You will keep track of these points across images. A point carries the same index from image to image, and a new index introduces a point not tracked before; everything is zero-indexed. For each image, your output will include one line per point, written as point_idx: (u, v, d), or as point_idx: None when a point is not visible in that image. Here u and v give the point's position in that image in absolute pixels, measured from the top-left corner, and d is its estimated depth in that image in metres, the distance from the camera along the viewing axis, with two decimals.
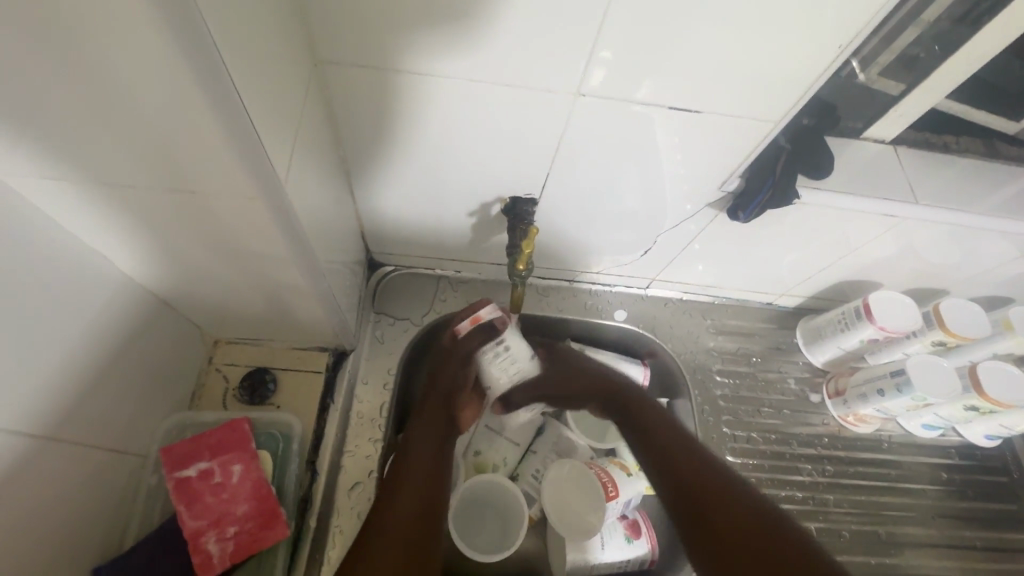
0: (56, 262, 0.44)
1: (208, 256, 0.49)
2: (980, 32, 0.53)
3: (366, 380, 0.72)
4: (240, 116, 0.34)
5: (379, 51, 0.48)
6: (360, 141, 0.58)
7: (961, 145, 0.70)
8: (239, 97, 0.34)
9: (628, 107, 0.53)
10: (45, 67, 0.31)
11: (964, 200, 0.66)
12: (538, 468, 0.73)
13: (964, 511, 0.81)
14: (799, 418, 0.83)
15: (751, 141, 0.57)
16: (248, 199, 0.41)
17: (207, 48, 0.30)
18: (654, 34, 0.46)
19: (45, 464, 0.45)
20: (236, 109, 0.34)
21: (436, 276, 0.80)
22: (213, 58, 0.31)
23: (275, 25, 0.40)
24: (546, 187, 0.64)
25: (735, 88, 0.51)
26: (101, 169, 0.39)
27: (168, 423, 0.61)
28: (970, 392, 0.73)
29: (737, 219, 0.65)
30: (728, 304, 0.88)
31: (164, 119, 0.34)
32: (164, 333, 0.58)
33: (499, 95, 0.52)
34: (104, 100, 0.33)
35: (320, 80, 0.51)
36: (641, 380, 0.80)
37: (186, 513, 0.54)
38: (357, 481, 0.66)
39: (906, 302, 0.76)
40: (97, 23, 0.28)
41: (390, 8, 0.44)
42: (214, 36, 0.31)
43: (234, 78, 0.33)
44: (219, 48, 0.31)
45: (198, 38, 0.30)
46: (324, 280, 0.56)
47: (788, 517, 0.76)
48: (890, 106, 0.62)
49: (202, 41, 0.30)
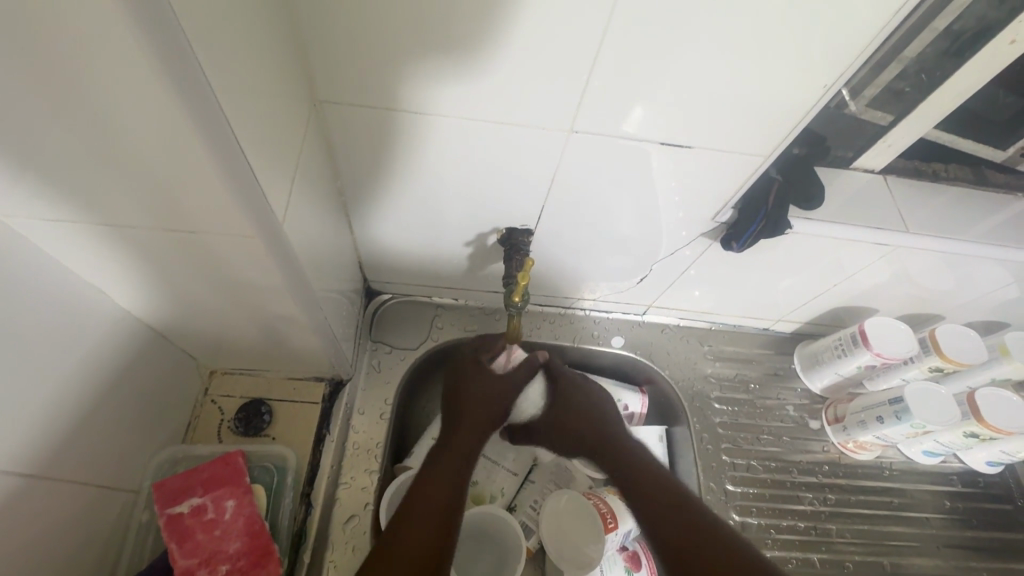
0: (54, 297, 0.45)
1: (204, 289, 0.49)
2: (967, 65, 0.54)
3: (362, 410, 0.72)
4: (239, 160, 0.35)
5: (376, 91, 0.49)
6: (357, 174, 0.59)
7: (949, 173, 0.71)
8: (239, 141, 0.35)
9: (623, 141, 0.54)
10: (47, 109, 0.31)
11: (955, 229, 0.67)
12: (536, 499, 0.73)
13: (969, 540, 0.80)
14: (798, 446, 0.82)
15: (742, 173, 0.58)
16: (245, 236, 0.41)
17: (203, 93, 0.31)
18: (643, 72, 0.47)
19: (35, 501, 0.44)
20: (233, 150, 0.35)
21: (433, 304, 0.80)
22: (214, 107, 0.32)
23: (274, 68, 0.41)
24: (542, 219, 0.65)
25: (727, 122, 0.52)
26: (101, 209, 0.39)
27: (161, 457, 0.60)
28: (969, 418, 0.73)
29: (731, 248, 0.66)
30: (725, 329, 0.88)
31: (164, 162, 0.35)
32: (159, 366, 0.58)
33: (493, 131, 0.53)
34: (106, 144, 0.34)
35: (319, 118, 0.52)
36: (639, 408, 0.80)
37: (178, 551, 0.53)
38: (352, 514, 0.65)
39: (902, 329, 0.76)
40: (100, 72, 0.29)
41: (386, 49, 0.46)
42: (210, 83, 0.31)
43: (234, 124, 0.34)
44: (215, 92, 0.32)
45: (193, 83, 0.30)
46: (320, 312, 0.57)
47: (791, 548, 0.75)
48: (878, 137, 0.63)
49: (198, 86, 0.31)
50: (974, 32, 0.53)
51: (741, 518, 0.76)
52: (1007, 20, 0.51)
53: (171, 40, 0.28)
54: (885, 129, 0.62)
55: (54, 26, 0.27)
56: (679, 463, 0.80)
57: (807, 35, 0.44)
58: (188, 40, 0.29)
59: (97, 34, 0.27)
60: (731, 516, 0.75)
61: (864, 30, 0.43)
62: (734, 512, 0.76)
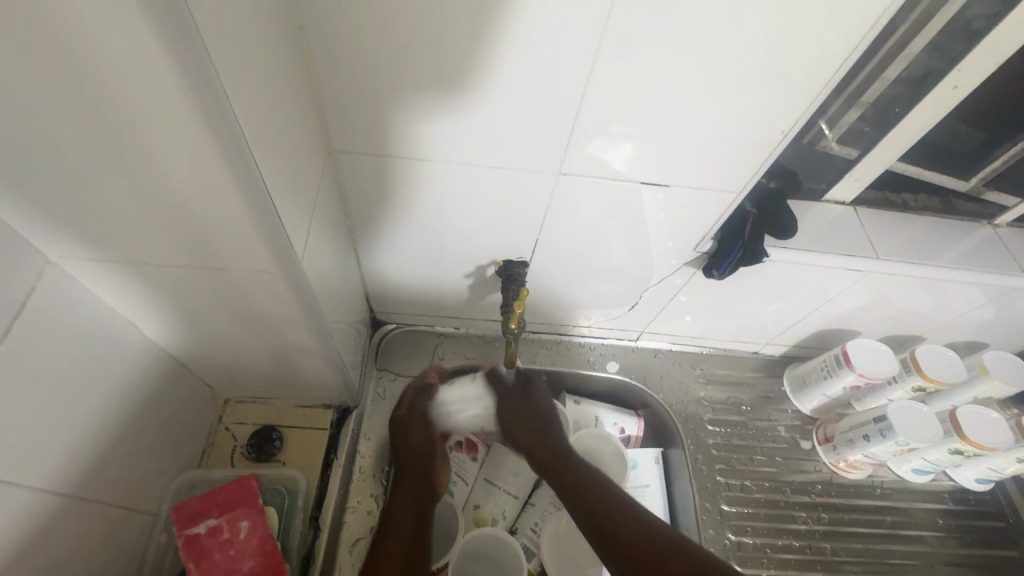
0: (93, 329, 0.49)
1: (226, 320, 0.53)
2: (915, 109, 0.60)
3: (368, 435, 0.75)
4: (268, 208, 0.41)
5: (385, 140, 0.55)
6: (366, 214, 0.64)
7: (919, 203, 0.76)
8: (269, 193, 0.40)
9: (611, 179, 0.59)
10: (103, 161, 0.36)
11: (925, 254, 0.72)
12: (537, 521, 0.74)
13: (964, 558, 0.81)
14: (791, 466, 0.84)
15: (718, 207, 0.63)
16: (267, 272, 0.46)
17: (242, 153, 0.37)
18: (624, 116, 0.52)
19: (66, 520, 0.47)
20: (263, 200, 0.40)
21: (436, 333, 0.84)
22: (250, 164, 0.38)
23: (296, 125, 0.46)
24: (535, 251, 0.70)
25: (702, 161, 0.57)
26: (142, 250, 0.44)
27: (179, 481, 0.63)
28: (952, 435, 0.75)
29: (712, 275, 0.71)
30: (716, 354, 0.92)
31: (202, 209, 0.40)
32: (180, 393, 0.62)
33: (490, 173, 0.59)
34: (155, 195, 0.39)
35: (333, 165, 0.57)
36: (635, 431, 0.82)
37: (195, 570, 0.56)
38: (358, 537, 0.68)
39: (883, 350, 0.79)
40: (157, 137, 0.35)
41: (394, 104, 0.52)
42: (246, 141, 0.37)
43: (265, 178, 0.40)
44: (251, 152, 0.38)
45: (236, 145, 0.36)
46: (331, 340, 0.61)
47: (787, 567, 0.76)
48: (845, 171, 0.69)
49: (239, 147, 0.36)
50: (921, 78, 0.59)
51: (737, 538, 0.77)
52: (948, 68, 0.57)
53: (214, 99, 0.33)
54: (852, 163, 0.68)
55: (124, 102, 0.32)
56: (676, 484, 0.82)
57: (765, 86, 0.50)
58: (233, 112, 0.35)
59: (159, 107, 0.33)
60: (727, 536, 0.77)
61: (815, 81, 0.49)
62: (729, 532, 0.78)
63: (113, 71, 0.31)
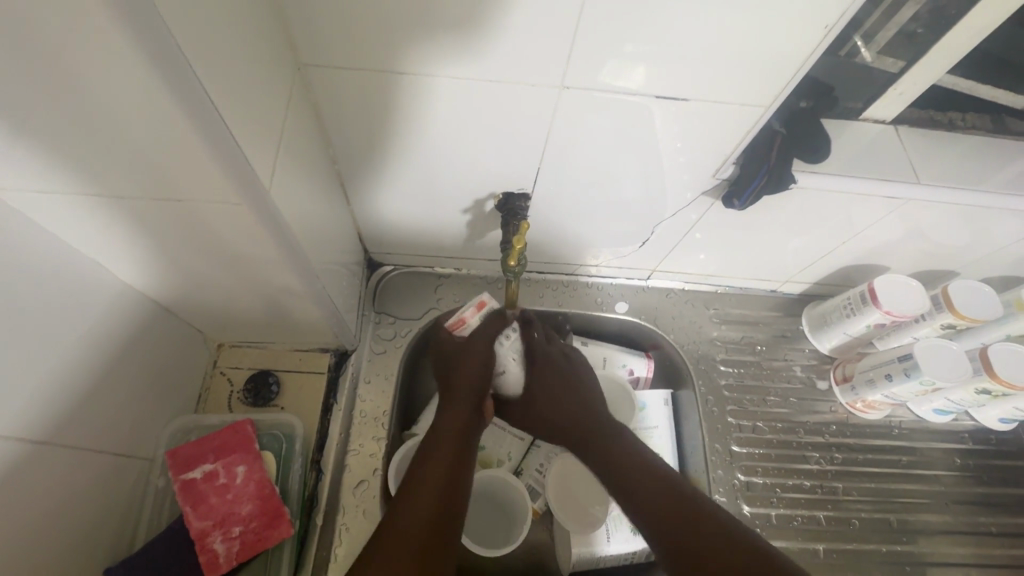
0: (56, 274, 0.46)
1: (201, 261, 0.50)
2: (979, 6, 0.52)
3: (368, 379, 0.72)
4: (225, 136, 0.36)
5: (361, 51, 0.48)
6: (349, 142, 0.58)
7: (967, 122, 0.68)
8: (224, 119, 0.35)
9: (623, 97, 0.52)
10: (10, 71, 0.30)
11: (972, 179, 0.64)
12: (542, 463, 0.73)
13: (980, 497, 0.79)
14: (806, 406, 0.82)
15: (742, 126, 0.56)
16: (234, 204, 0.41)
17: (180, 68, 0.31)
18: (639, 17, 0.44)
19: (52, 468, 0.46)
20: (218, 126, 0.35)
21: (436, 274, 0.81)
22: (193, 82, 0.32)
23: (252, 29, 0.40)
24: (537, 181, 0.64)
25: (727, 75, 0.50)
26: (94, 183, 0.39)
27: (175, 427, 0.62)
28: (981, 375, 0.72)
29: (733, 206, 0.64)
30: (731, 293, 0.87)
31: (148, 135, 0.35)
32: (165, 338, 0.59)
33: (482, 89, 0.52)
34: (92, 121, 0.34)
35: (304, 82, 0.51)
36: (645, 372, 0.79)
37: (192, 514, 0.56)
38: (362, 479, 0.67)
39: (913, 286, 0.74)
40: (75, 51, 0.30)
41: (370, 8, 0.44)
42: (187, 56, 0.32)
43: (216, 99, 0.35)
44: (195, 68, 0.32)
45: (172, 58, 0.31)
46: (319, 282, 0.57)
47: (796, 506, 0.75)
48: (888, 85, 0.61)
49: (177, 62, 0.31)
50: None
51: (746, 478, 0.76)
52: None
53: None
54: (896, 76, 0.59)
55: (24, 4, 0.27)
56: (685, 426, 0.80)
57: None
58: (163, 17, 0.29)
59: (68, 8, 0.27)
60: (736, 476, 0.76)
61: None
62: (739, 472, 0.76)
63: None
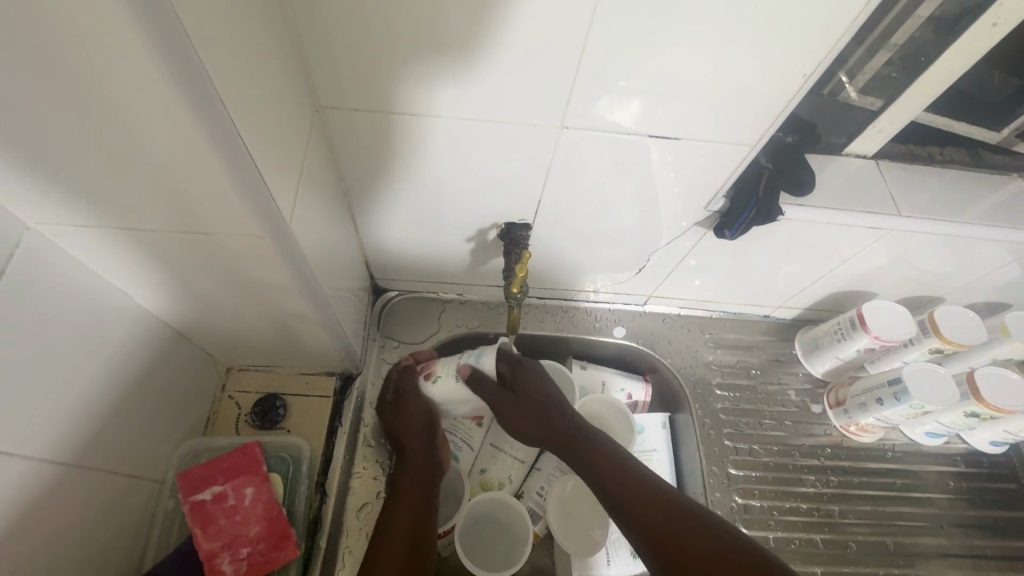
0: (83, 299, 0.48)
1: (218, 288, 0.52)
2: (949, 51, 0.56)
3: (373, 403, 0.74)
4: (254, 176, 0.39)
5: (375, 93, 0.52)
6: (361, 176, 0.61)
7: (944, 156, 0.72)
8: (254, 161, 0.39)
9: (619, 135, 0.56)
10: (66, 119, 0.34)
11: (952, 210, 0.68)
12: (543, 485, 0.74)
13: (974, 519, 0.81)
14: (802, 430, 0.83)
15: (731, 162, 0.60)
16: (256, 236, 0.44)
17: (221, 117, 0.35)
18: (633, 65, 0.49)
19: (69, 488, 0.48)
20: (248, 167, 0.38)
21: (439, 300, 0.83)
22: (231, 129, 0.36)
23: (278, 76, 0.43)
24: (537, 212, 0.67)
25: (715, 115, 0.54)
26: (126, 215, 0.42)
27: (184, 449, 0.63)
28: (969, 398, 0.74)
29: (724, 236, 0.68)
30: (726, 317, 0.90)
31: (182, 174, 0.38)
32: (179, 361, 0.61)
33: (486, 127, 0.55)
34: (132, 161, 0.37)
35: (321, 122, 0.54)
36: (643, 396, 0.81)
37: (202, 535, 0.57)
38: (365, 502, 0.68)
39: (901, 312, 0.77)
40: (126, 102, 0.33)
41: (386, 55, 0.48)
42: (227, 109, 0.35)
43: (248, 143, 0.38)
44: (232, 118, 0.36)
45: (215, 111, 0.34)
46: (329, 308, 0.59)
47: (793, 529, 0.76)
48: (869, 122, 0.65)
49: (218, 113, 0.34)
50: (955, 16, 0.54)
51: (743, 501, 0.77)
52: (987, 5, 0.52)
53: (175, 40, 0.30)
54: (875, 113, 0.63)
55: (87, 63, 0.30)
56: (683, 449, 0.82)
57: (787, 28, 0.45)
58: (209, 75, 0.33)
59: (125, 67, 0.31)
60: (733, 498, 0.77)
61: (839, 21, 0.45)
62: (736, 495, 0.77)
63: (64, 13, 0.28)
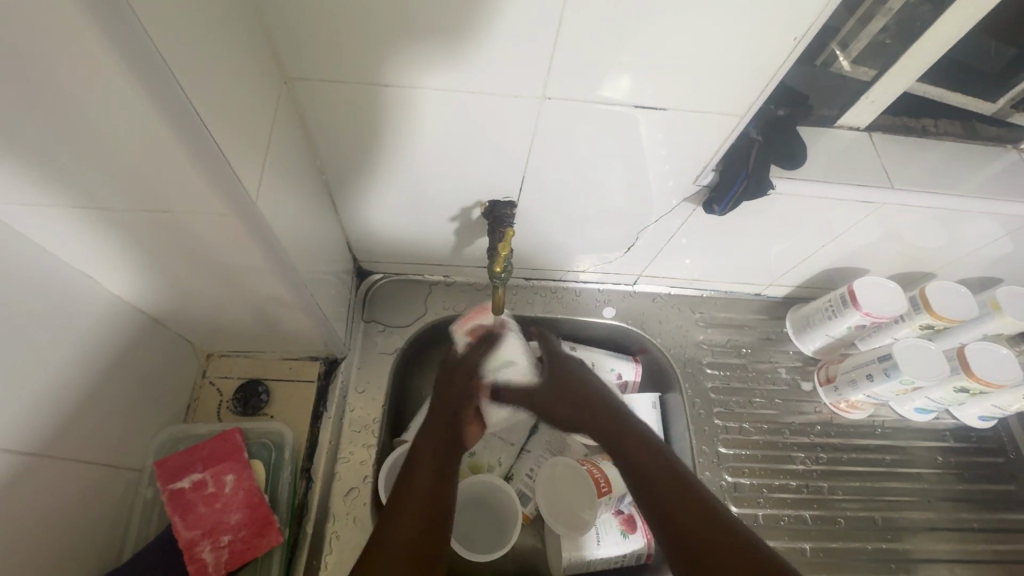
0: (45, 285, 0.46)
1: (187, 272, 0.50)
2: (943, 18, 0.54)
3: (360, 388, 0.73)
4: (215, 155, 0.37)
5: (345, 63, 0.49)
6: (336, 153, 0.59)
7: (938, 128, 0.70)
8: (215, 140, 0.37)
9: (607, 107, 0.54)
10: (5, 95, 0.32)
11: (945, 183, 0.66)
12: (532, 467, 0.74)
13: (962, 493, 0.81)
14: (792, 408, 0.83)
15: (720, 134, 0.58)
16: (221, 216, 0.42)
17: (172, 91, 0.33)
18: (619, 32, 0.46)
19: (39, 480, 0.46)
20: (207, 145, 0.36)
21: (425, 282, 0.81)
22: (185, 104, 0.34)
23: (239, 45, 0.41)
24: (522, 190, 0.65)
25: (704, 85, 0.52)
26: (82, 198, 0.40)
27: (162, 438, 0.62)
28: (959, 372, 0.73)
29: (713, 212, 0.66)
30: (717, 297, 0.89)
31: (138, 155, 0.36)
32: (155, 347, 0.59)
33: (464, 100, 0.53)
34: (81, 140, 0.35)
35: (291, 95, 0.52)
36: (633, 376, 0.80)
37: (181, 523, 0.56)
38: (351, 488, 0.67)
39: (892, 288, 0.76)
40: (70, 79, 0.31)
41: (356, 22, 0.45)
42: (180, 82, 0.33)
43: (207, 121, 0.36)
44: (186, 92, 0.34)
45: (164, 83, 0.32)
46: (307, 291, 0.57)
47: (783, 506, 0.76)
48: (861, 92, 0.63)
49: (168, 86, 0.32)
50: None
51: (733, 479, 0.77)
52: None
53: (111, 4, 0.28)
54: (868, 84, 0.62)
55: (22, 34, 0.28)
56: (674, 429, 0.81)
57: None
58: (156, 45, 0.31)
59: (63, 38, 0.29)
60: (723, 477, 0.77)
61: None
62: (726, 474, 0.77)
63: None
